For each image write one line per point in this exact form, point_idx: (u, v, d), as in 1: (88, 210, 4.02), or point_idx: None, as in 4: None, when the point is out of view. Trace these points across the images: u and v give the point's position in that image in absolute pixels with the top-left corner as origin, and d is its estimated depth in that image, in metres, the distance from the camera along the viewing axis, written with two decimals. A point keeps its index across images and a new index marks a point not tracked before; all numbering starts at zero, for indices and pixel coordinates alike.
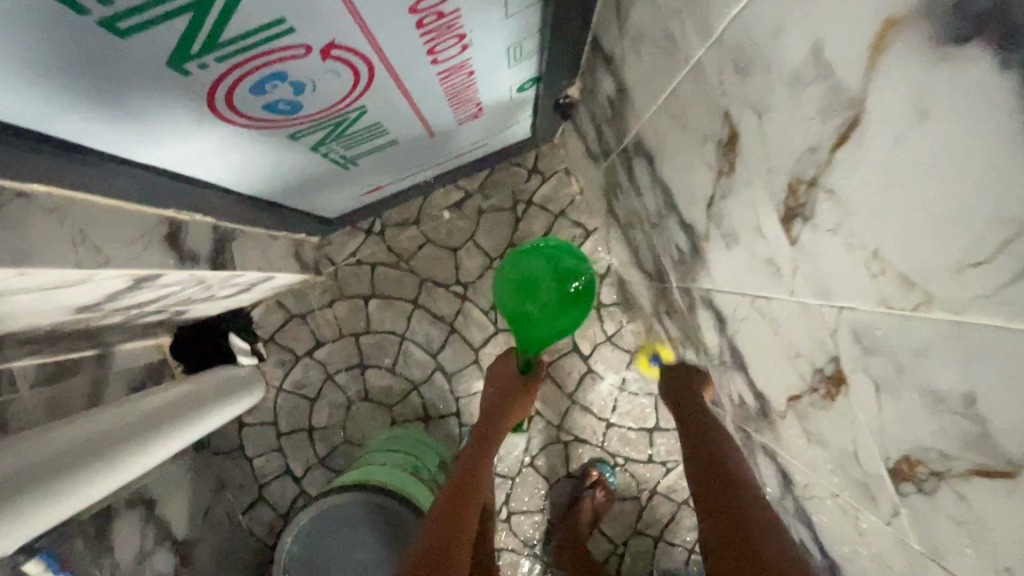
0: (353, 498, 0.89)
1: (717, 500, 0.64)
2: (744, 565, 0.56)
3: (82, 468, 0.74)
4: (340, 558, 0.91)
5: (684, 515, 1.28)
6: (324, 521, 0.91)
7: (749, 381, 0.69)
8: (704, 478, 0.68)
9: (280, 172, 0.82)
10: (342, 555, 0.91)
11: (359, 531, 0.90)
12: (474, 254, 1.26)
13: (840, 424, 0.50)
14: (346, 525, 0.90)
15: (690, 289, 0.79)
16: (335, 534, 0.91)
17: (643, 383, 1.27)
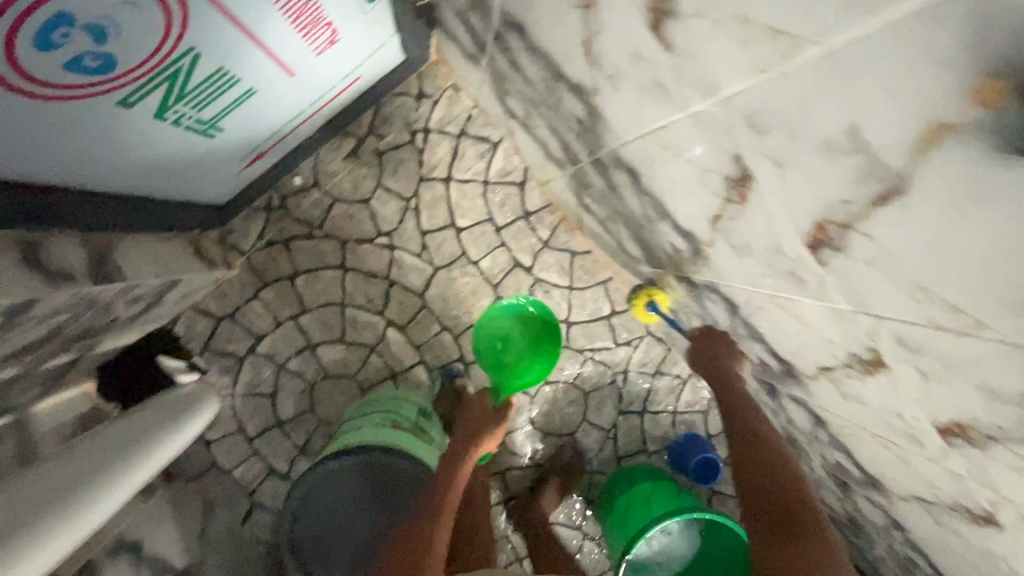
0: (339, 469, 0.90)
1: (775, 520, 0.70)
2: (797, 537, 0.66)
3: (42, 526, 0.67)
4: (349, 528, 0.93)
5: (659, 382, 1.36)
6: (316, 502, 0.92)
7: (675, 223, 0.71)
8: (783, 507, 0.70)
9: (130, 159, 0.72)
10: (349, 528, 0.93)
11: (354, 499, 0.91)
12: (387, 200, 1.20)
13: (757, 222, 0.52)
14: (340, 497, 0.91)
15: (602, 156, 0.78)
16: (333, 508, 0.92)
17: (590, 276, 1.29)
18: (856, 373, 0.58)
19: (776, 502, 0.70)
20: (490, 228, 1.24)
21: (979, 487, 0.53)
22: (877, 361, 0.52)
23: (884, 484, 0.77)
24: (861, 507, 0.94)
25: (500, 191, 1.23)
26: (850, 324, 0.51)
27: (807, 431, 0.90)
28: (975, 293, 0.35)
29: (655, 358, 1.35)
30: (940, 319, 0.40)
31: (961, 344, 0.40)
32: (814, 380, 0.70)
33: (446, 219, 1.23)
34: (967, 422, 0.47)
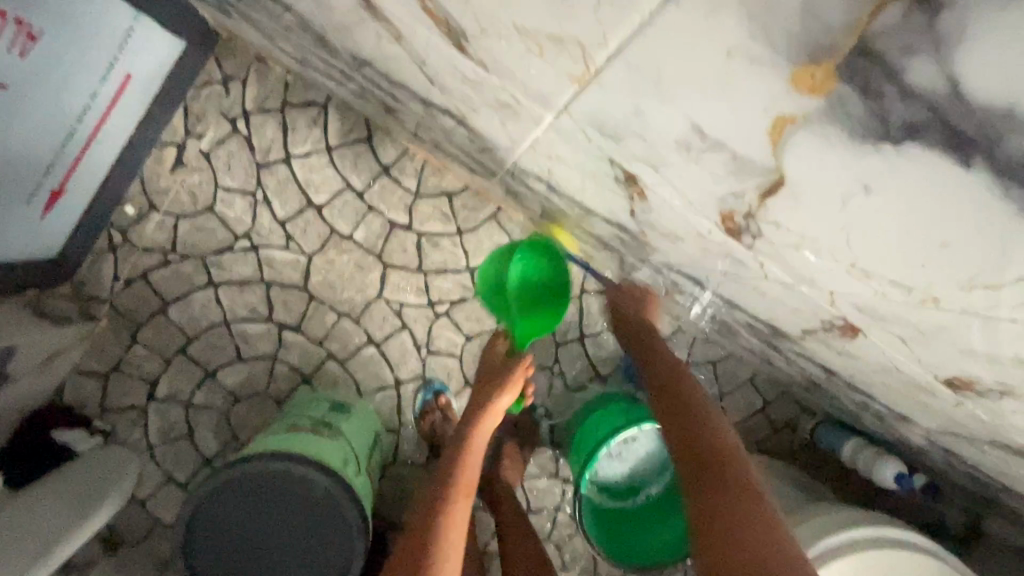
0: (217, 501, 0.84)
1: None
2: None
3: None
4: (255, 565, 0.85)
5: (589, 302, 1.25)
6: (208, 551, 0.85)
7: (433, 104, 0.60)
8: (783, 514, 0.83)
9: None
10: (261, 556, 0.85)
11: (247, 527, 0.84)
12: (233, 201, 1.11)
13: (427, 51, 0.41)
14: (230, 533, 0.84)
15: (353, 61, 0.67)
16: (229, 550, 0.85)
17: (475, 213, 1.18)
18: (640, 204, 0.47)
19: (708, 451, 0.68)
20: (351, 196, 1.14)
21: (806, 289, 0.42)
22: (625, 173, 0.41)
23: (781, 329, 0.66)
24: (798, 364, 0.83)
25: (348, 154, 1.13)
26: (572, 139, 0.40)
27: (705, 299, 0.79)
28: (542, 10, 0.27)
29: (576, 279, 1.24)
30: (573, 70, 0.31)
31: (609, 99, 0.32)
32: (643, 233, 0.58)
33: (302, 201, 1.13)
34: (722, 207, 0.37)
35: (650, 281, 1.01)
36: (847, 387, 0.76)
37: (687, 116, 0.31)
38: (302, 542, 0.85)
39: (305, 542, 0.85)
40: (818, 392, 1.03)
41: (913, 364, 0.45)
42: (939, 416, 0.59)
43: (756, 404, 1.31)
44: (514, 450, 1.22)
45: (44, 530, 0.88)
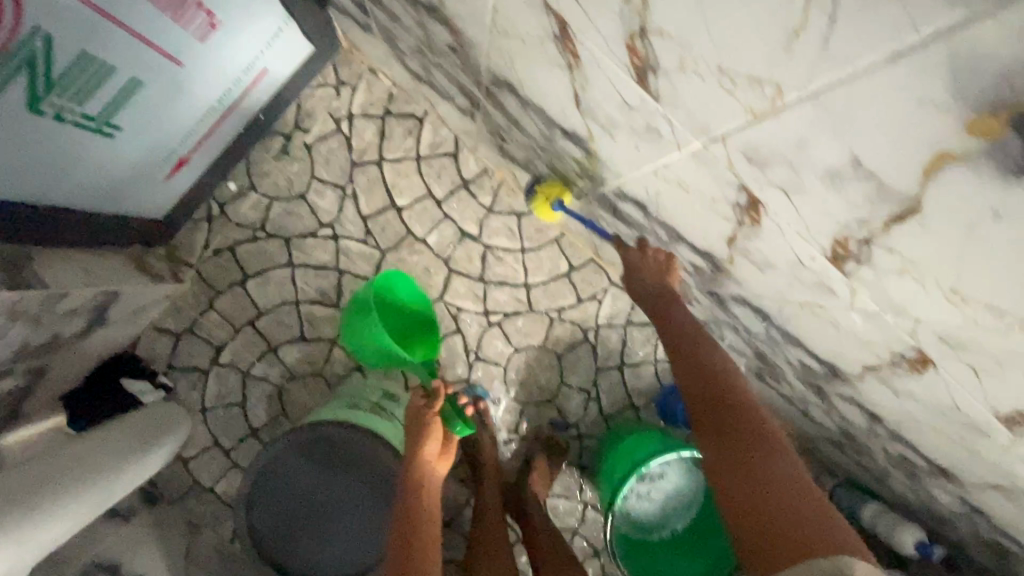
0: (284, 463, 0.90)
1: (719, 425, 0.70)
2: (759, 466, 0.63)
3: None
4: (311, 524, 0.91)
5: (633, 333, 1.31)
6: (268, 507, 0.90)
7: (560, 126, 0.69)
8: (695, 377, 0.76)
9: (50, 178, 0.78)
10: (316, 517, 0.91)
11: (304, 490, 0.90)
12: (324, 193, 1.21)
13: (597, 80, 0.51)
14: (293, 496, 0.90)
15: (488, 82, 0.78)
16: (288, 515, 0.90)
17: (540, 235, 1.27)
18: (747, 229, 0.55)
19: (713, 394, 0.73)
20: (430, 203, 1.24)
21: (892, 319, 0.49)
22: (750, 198, 0.49)
23: (838, 368, 0.72)
24: (841, 409, 0.88)
25: (435, 164, 1.23)
26: (711, 165, 0.48)
27: (763, 336, 0.85)
28: (753, 51, 0.34)
29: (624, 310, 1.31)
30: (752, 103, 0.37)
31: (782, 130, 0.38)
32: (730, 260, 0.66)
33: (386, 201, 1.23)
34: (841, 234, 0.43)
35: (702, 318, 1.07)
36: (889, 436, 0.82)
37: (850, 147, 0.34)
38: (355, 507, 0.91)
39: (359, 507, 0.91)
40: (849, 446, 1.08)
41: (977, 400, 0.51)
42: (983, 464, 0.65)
43: None
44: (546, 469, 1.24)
45: (103, 466, 0.94)
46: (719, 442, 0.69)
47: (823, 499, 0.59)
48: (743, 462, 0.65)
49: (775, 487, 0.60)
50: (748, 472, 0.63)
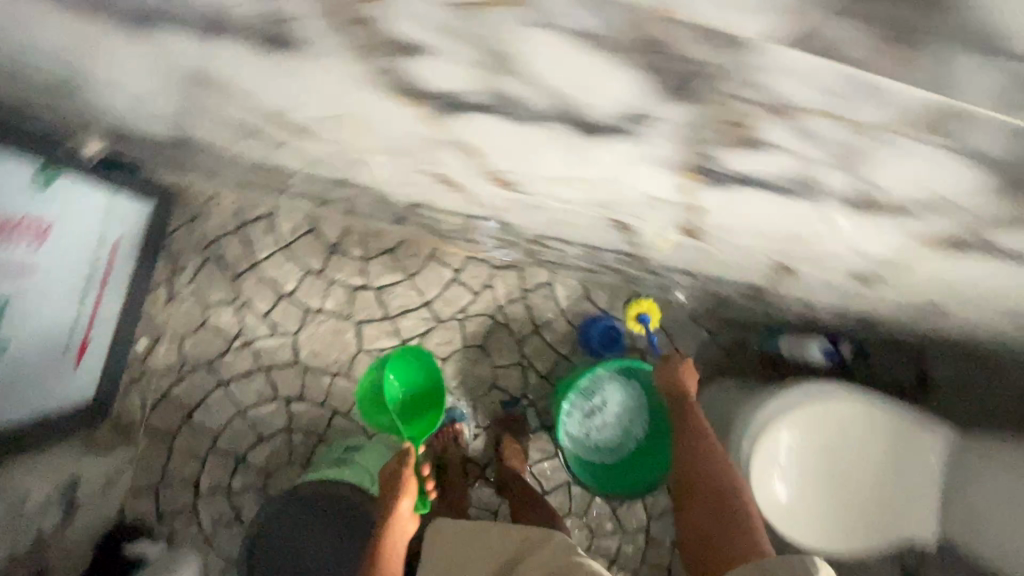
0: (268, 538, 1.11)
1: (707, 499, 0.96)
2: (718, 539, 0.90)
3: None
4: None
5: (532, 298, 1.47)
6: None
7: (331, 176, 0.85)
8: (687, 468, 1.02)
9: None
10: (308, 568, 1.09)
11: (291, 551, 1.11)
12: (222, 312, 1.35)
13: (300, 140, 0.66)
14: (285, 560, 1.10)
15: (275, 168, 0.94)
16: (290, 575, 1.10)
17: (416, 258, 1.43)
18: (465, 190, 0.71)
19: (705, 486, 0.98)
20: (314, 277, 1.39)
21: (574, 205, 0.65)
22: (437, 171, 0.65)
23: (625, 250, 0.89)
24: (674, 277, 1.05)
25: (302, 244, 1.39)
26: (398, 162, 0.64)
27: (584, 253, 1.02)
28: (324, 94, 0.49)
29: (515, 283, 1.47)
30: (360, 118, 0.53)
31: (387, 126, 0.53)
32: (495, 213, 0.83)
33: (277, 293, 1.38)
34: (485, 169, 0.59)
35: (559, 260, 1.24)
36: (707, 280, 0.99)
37: (418, 122, 0.50)
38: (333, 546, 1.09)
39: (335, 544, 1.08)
40: (722, 301, 1.25)
41: (668, 231, 0.68)
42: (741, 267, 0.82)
43: (699, 336, 1.52)
44: (514, 444, 1.39)
45: None
46: (700, 502, 0.96)
47: (755, 549, 0.86)
48: (712, 534, 0.92)
49: (735, 555, 0.86)
50: (711, 542, 0.91)
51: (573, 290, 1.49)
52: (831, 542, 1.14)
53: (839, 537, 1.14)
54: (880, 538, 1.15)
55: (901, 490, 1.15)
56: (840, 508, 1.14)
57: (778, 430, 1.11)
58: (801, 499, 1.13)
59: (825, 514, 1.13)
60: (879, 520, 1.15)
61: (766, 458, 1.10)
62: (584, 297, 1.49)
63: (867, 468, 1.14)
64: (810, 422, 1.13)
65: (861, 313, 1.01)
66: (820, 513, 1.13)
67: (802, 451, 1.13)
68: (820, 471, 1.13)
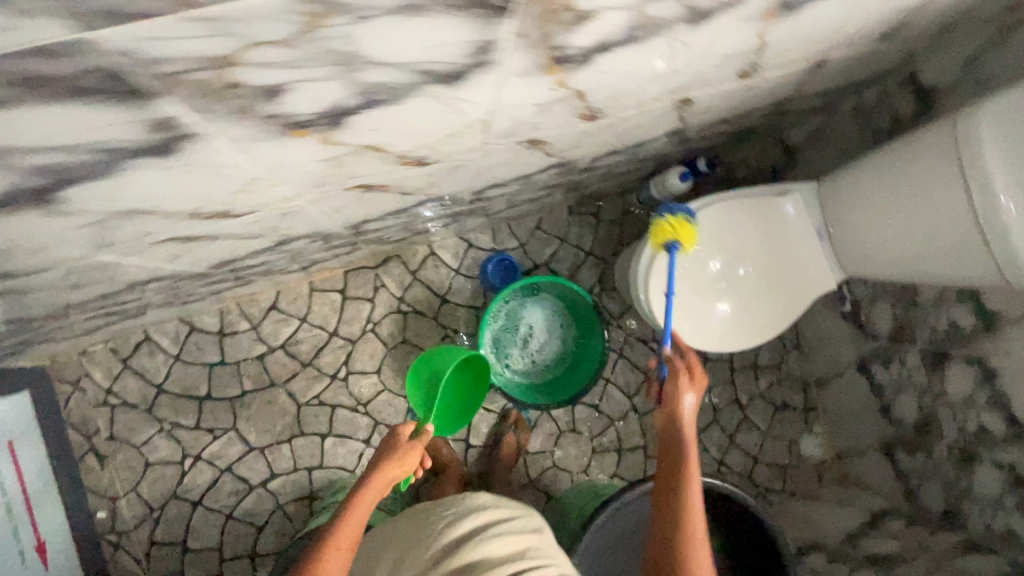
0: None
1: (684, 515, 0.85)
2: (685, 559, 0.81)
3: None
4: None
5: (422, 275, 1.50)
6: None
7: (124, 286, 0.85)
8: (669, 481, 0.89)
9: None
10: None
11: None
12: (157, 444, 1.36)
13: (35, 278, 0.66)
14: None
15: (85, 305, 0.93)
16: None
17: (300, 300, 1.44)
18: (221, 235, 0.72)
19: (693, 503, 0.86)
20: (220, 369, 1.40)
21: (309, 197, 0.67)
22: (169, 236, 0.65)
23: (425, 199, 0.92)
24: (501, 193, 1.08)
25: (193, 346, 1.39)
26: (131, 249, 0.64)
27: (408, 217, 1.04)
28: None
29: (400, 271, 1.49)
30: (38, 240, 0.53)
31: (70, 234, 0.53)
32: (283, 235, 0.84)
33: (197, 399, 1.39)
34: (197, 216, 0.60)
35: (413, 232, 1.27)
36: (522, 182, 1.02)
37: (83, 218, 0.51)
38: None
39: None
40: (571, 186, 1.30)
41: (410, 172, 0.71)
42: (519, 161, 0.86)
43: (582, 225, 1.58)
44: (510, 437, 1.50)
45: None
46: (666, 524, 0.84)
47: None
48: (679, 551, 0.82)
49: None
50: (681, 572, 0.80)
51: (454, 248, 1.52)
52: (759, 331, 1.24)
53: (764, 323, 1.24)
54: (798, 302, 1.24)
55: (792, 255, 1.23)
56: (752, 299, 1.23)
57: (661, 271, 1.20)
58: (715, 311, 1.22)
59: (741, 312, 1.23)
60: (789, 289, 1.24)
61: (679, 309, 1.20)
62: (466, 248, 1.53)
63: (754, 255, 1.23)
64: (685, 247, 1.21)
65: (668, 136, 1.07)
66: (737, 315, 1.23)
67: (690, 275, 1.21)
68: (718, 279, 1.22)
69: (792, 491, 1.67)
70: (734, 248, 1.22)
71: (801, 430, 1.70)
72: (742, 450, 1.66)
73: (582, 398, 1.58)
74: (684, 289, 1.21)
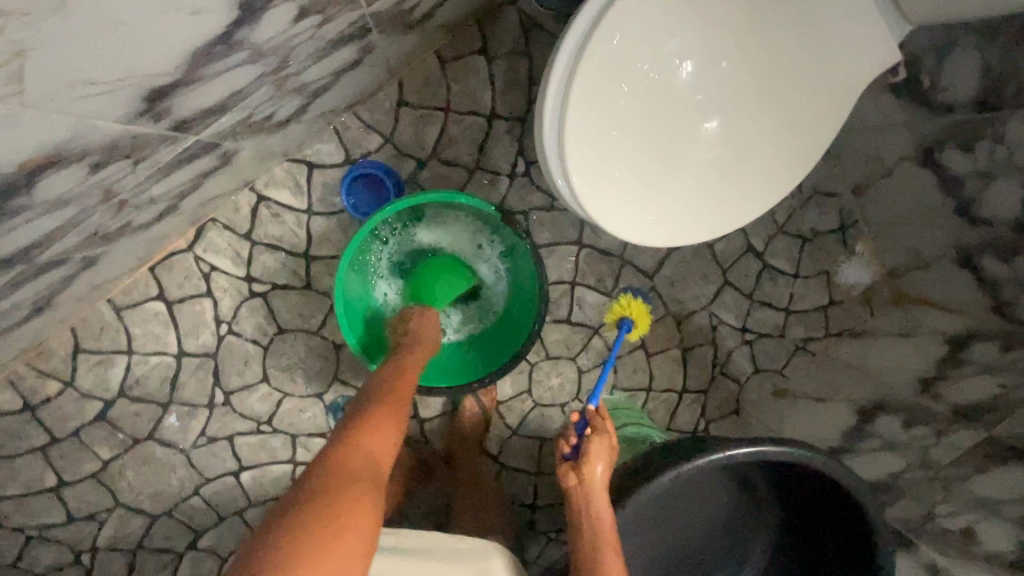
0: None
1: None
2: None
3: None
4: None
5: (263, 234, 1.02)
6: None
7: None
8: None
9: None
10: None
11: None
12: (35, 554, 1.06)
13: None
14: None
15: None
16: None
17: (110, 327, 1.00)
18: None
19: None
20: (56, 447, 1.03)
21: None
22: None
23: (2, 182, 0.41)
24: (230, 93, 0.55)
25: (4, 435, 1.01)
26: None
27: (71, 202, 0.53)
28: None
29: (229, 239, 1.01)
30: None
31: None
32: None
33: (50, 492, 1.04)
34: None
35: (175, 195, 0.76)
36: (234, 60, 0.49)
37: None
38: None
39: None
40: (395, 24, 0.73)
41: None
42: (94, 16, 0.32)
43: (465, 79, 1.02)
44: (468, 402, 1.15)
45: None
46: None
47: None
48: None
49: None
50: None
51: (290, 179, 1.00)
52: (774, 184, 0.74)
53: (779, 169, 0.73)
54: (833, 115, 0.72)
55: (812, 29, 0.68)
56: (755, 134, 0.71)
57: (590, 136, 0.66)
58: (703, 169, 0.71)
59: (740, 161, 0.71)
60: (814, 97, 0.71)
61: (657, 189, 0.70)
62: (308, 173, 1.01)
63: (747, 50, 0.67)
64: (624, 76, 0.65)
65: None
66: (734, 169, 0.72)
67: (643, 126, 0.67)
68: (714, 88, 0.68)
69: (839, 333, 1.30)
70: (711, 51, 0.66)
71: (839, 257, 1.28)
72: (768, 306, 1.28)
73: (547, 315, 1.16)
74: (638, 155, 0.68)
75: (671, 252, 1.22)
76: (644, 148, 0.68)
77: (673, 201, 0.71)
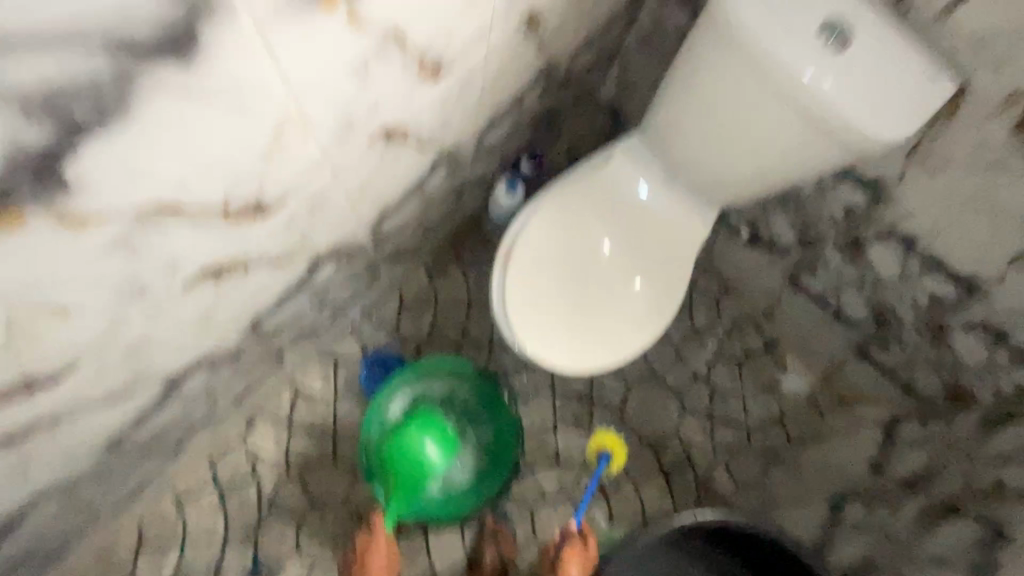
0: None
1: None
2: None
3: None
4: None
5: (299, 420, 1.28)
6: None
7: None
8: None
9: None
10: None
11: None
12: None
13: None
14: None
15: None
16: None
17: (169, 521, 1.19)
18: None
19: None
20: None
21: None
22: None
23: (171, 382, 0.70)
24: (293, 313, 0.90)
25: None
26: None
27: (193, 396, 0.82)
28: None
29: (271, 429, 1.27)
30: None
31: None
32: None
33: None
34: None
35: (243, 393, 1.05)
36: (300, 295, 0.83)
37: None
38: None
39: None
40: (393, 259, 1.12)
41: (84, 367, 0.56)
42: (259, 291, 0.72)
43: (447, 283, 1.41)
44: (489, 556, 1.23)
45: None
46: None
47: None
48: None
49: None
50: None
51: (321, 374, 1.31)
52: (655, 320, 1.07)
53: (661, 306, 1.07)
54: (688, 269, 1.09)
55: (656, 226, 1.09)
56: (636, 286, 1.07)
57: (524, 307, 1.02)
58: (602, 320, 1.05)
59: (632, 305, 1.06)
60: (666, 266, 1.08)
61: (573, 337, 1.03)
62: (334, 368, 1.31)
63: (615, 241, 1.08)
64: (539, 271, 1.05)
65: (440, 165, 0.91)
66: (628, 314, 1.05)
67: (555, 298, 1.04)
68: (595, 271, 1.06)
69: None
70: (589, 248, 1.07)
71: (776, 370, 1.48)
72: (728, 423, 1.47)
73: (536, 458, 1.36)
74: (557, 312, 1.04)
75: (632, 388, 1.47)
76: (561, 307, 1.04)
77: (586, 343, 1.03)
